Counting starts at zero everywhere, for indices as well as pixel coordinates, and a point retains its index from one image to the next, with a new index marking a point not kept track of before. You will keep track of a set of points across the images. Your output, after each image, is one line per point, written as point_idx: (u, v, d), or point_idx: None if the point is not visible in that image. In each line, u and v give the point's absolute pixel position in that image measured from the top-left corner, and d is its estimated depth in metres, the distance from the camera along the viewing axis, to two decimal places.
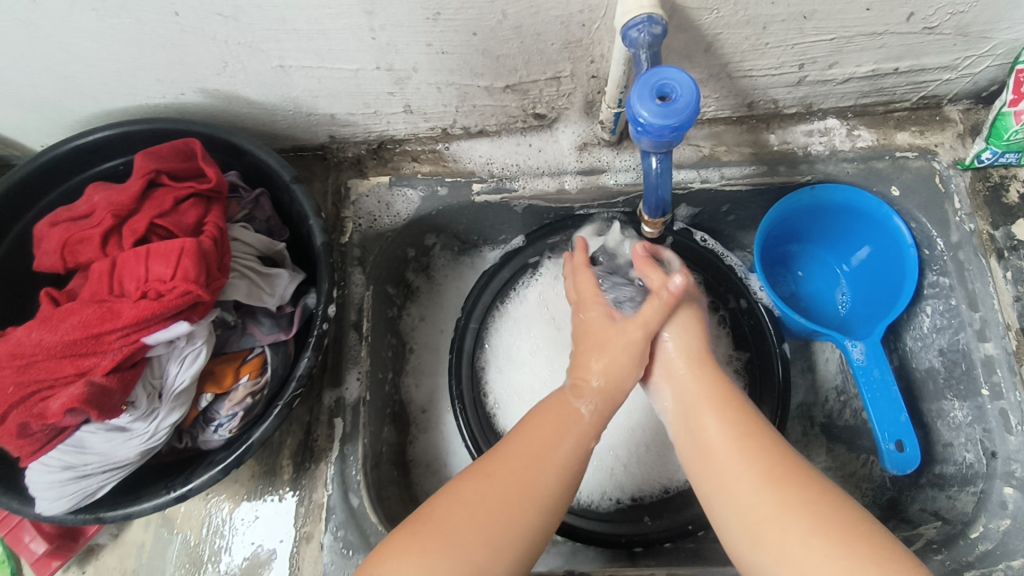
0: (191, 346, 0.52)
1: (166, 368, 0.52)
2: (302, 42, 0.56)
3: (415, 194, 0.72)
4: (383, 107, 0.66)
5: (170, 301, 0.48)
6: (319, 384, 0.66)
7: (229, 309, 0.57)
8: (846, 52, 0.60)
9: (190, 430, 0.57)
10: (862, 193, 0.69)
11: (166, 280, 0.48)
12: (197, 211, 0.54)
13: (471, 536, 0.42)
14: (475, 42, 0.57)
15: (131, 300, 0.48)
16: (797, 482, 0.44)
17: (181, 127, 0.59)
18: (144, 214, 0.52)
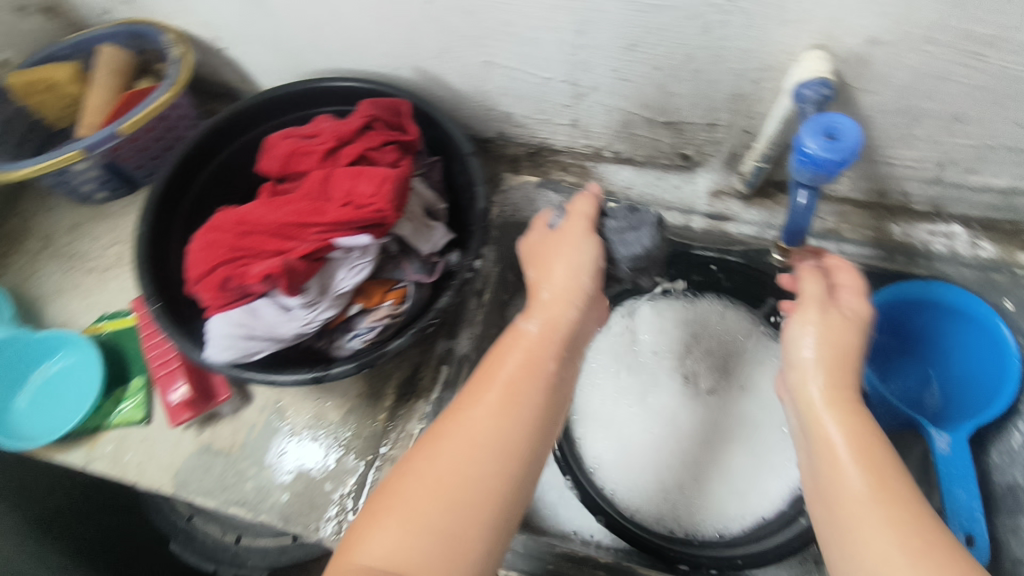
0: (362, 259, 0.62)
1: (335, 273, 0.61)
2: (515, 45, 0.67)
3: (557, 198, 0.82)
4: (555, 116, 0.77)
5: (366, 212, 0.58)
6: (436, 332, 0.75)
7: (394, 241, 0.66)
8: (987, 161, 0.65)
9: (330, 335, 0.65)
10: (974, 298, 0.72)
11: (365, 196, 0.59)
12: (395, 154, 0.65)
13: (444, 513, 0.45)
14: (656, 76, 0.66)
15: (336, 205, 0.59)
16: (896, 492, 0.45)
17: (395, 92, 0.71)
18: (358, 145, 0.65)
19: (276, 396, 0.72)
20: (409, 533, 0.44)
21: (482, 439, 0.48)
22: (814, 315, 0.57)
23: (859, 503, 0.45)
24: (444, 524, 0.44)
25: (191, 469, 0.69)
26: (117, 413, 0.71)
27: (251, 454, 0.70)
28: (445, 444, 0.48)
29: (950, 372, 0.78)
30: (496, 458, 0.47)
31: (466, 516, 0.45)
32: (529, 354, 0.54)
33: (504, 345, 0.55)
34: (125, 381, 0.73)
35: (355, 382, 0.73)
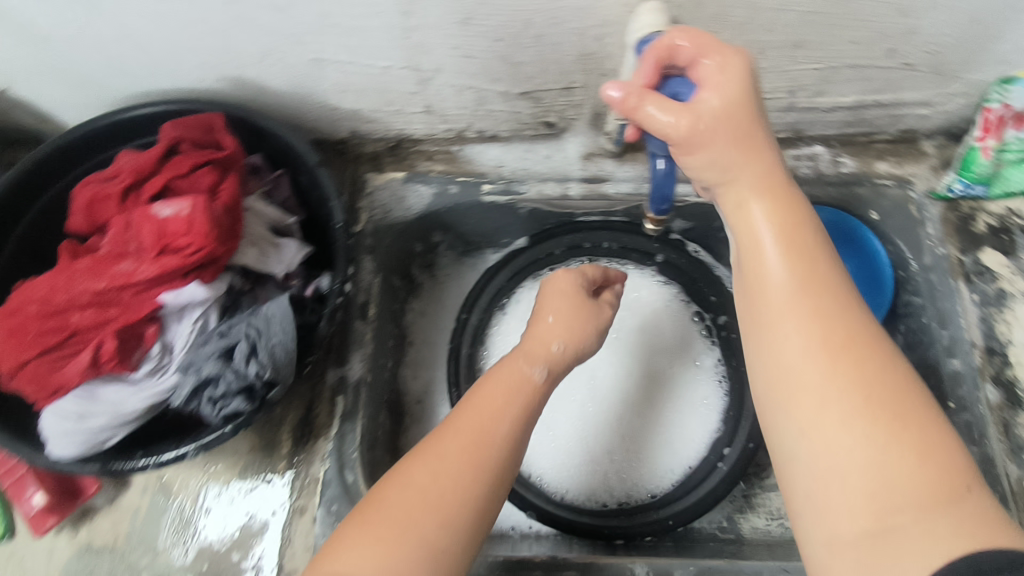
0: (201, 304, 0.55)
1: (172, 324, 0.55)
2: (339, 37, 0.60)
3: (427, 191, 0.76)
4: (405, 105, 0.71)
5: (187, 256, 0.51)
6: (323, 363, 0.69)
7: (238, 274, 0.59)
8: (833, 82, 0.66)
9: (234, 370, 0.52)
10: (844, 214, 0.75)
11: (181, 236, 0.52)
12: (211, 176, 0.57)
13: (420, 521, 0.46)
14: (498, 48, 0.62)
15: (150, 255, 0.52)
16: (831, 371, 0.43)
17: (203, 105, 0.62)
18: (162, 175, 0.56)
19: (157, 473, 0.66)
20: (379, 553, 0.44)
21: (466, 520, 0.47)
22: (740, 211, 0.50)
23: (791, 315, 0.46)
24: None
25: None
26: None
27: (140, 542, 0.63)
28: (470, 485, 0.48)
29: None
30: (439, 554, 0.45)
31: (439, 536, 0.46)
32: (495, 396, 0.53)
33: (500, 383, 0.54)
34: None
35: (245, 436, 0.67)
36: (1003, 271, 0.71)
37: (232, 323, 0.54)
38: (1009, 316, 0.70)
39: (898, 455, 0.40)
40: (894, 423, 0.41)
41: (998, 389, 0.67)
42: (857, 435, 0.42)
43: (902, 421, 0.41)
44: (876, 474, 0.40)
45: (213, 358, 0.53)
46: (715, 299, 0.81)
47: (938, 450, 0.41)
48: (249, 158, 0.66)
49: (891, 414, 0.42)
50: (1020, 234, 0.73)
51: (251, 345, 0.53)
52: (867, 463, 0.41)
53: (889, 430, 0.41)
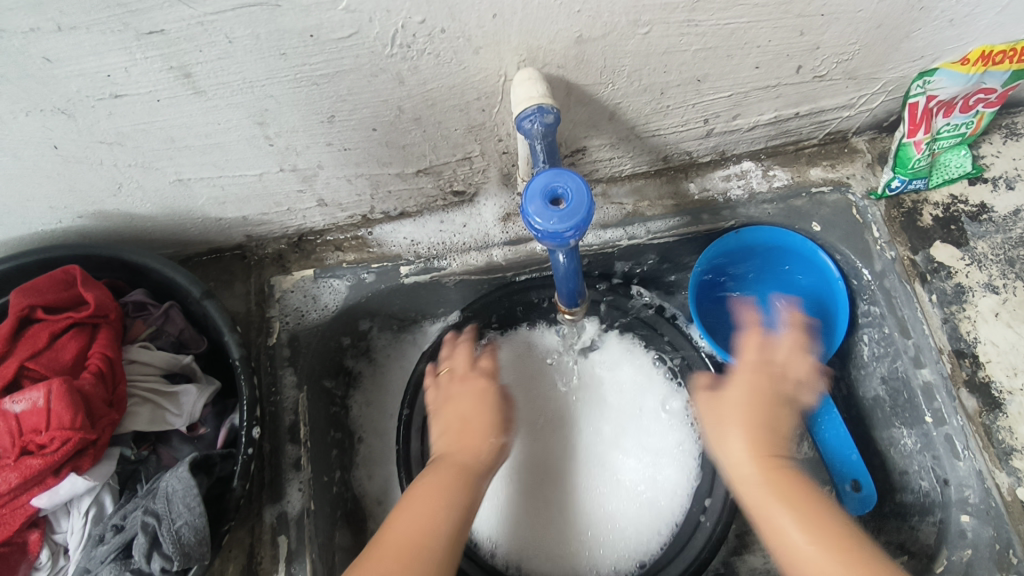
0: (89, 492, 0.48)
1: (59, 522, 0.48)
2: (196, 157, 0.54)
3: (342, 284, 0.70)
4: (296, 203, 0.64)
5: (55, 453, 0.45)
6: (258, 501, 0.62)
7: (129, 442, 0.52)
8: (746, 105, 0.61)
9: (134, 569, 0.45)
10: (786, 232, 0.71)
11: (41, 430, 0.45)
12: (76, 344, 0.51)
13: (433, 537, 0.49)
14: (376, 137, 0.55)
15: (12, 460, 0.45)
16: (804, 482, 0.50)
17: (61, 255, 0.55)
18: (13, 356, 0.49)
19: None
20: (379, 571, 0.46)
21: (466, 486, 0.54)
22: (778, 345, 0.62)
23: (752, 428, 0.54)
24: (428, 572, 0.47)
25: None
26: None
27: None
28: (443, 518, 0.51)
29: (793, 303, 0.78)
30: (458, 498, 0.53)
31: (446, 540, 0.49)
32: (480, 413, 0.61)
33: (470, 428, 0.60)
34: None
35: None
36: (958, 264, 0.67)
37: (126, 513, 0.48)
38: (972, 312, 0.65)
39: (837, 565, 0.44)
40: (845, 551, 0.44)
41: (974, 395, 0.63)
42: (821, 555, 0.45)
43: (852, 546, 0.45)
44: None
45: (109, 560, 0.46)
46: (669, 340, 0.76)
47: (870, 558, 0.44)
48: (130, 297, 0.59)
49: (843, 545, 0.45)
50: (969, 221, 0.69)
51: (150, 537, 0.46)
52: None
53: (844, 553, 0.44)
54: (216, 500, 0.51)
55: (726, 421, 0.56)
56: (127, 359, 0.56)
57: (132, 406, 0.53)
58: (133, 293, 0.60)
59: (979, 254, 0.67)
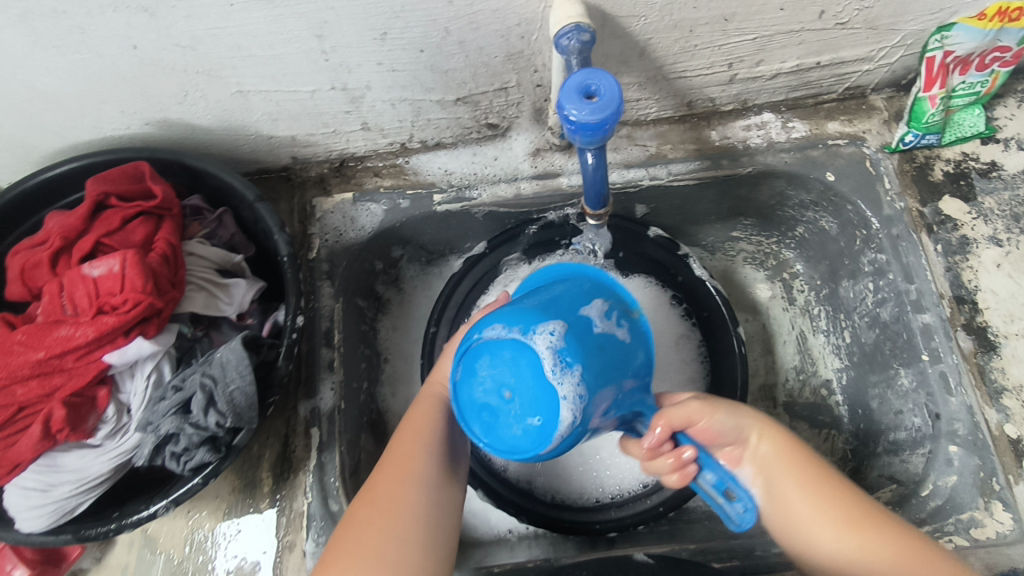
0: (151, 359, 0.54)
1: (124, 383, 0.54)
2: (258, 67, 0.59)
3: (378, 208, 0.74)
4: (342, 125, 0.69)
5: (125, 314, 0.51)
6: (295, 396, 0.68)
7: (187, 322, 0.58)
8: (769, 50, 0.65)
9: (193, 423, 0.51)
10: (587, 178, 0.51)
11: (116, 293, 0.51)
12: (144, 229, 0.56)
13: (399, 527, 0.51)
14: (423, 59, 0.60)
15: (88, 318, 0.51)
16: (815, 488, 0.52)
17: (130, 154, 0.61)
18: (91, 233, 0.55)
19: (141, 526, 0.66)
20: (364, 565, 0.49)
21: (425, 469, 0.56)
22: (735, 405, 0.54)
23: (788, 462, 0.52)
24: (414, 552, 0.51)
25: None
26: None
27: None
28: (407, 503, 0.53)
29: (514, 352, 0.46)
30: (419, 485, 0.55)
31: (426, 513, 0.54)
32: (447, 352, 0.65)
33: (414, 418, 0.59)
34: None
35: (225, 479, 0.66)
36: (964, 218, 0.71)
37: (185, 375, 0.54)
38: (975, 262, 0.69)
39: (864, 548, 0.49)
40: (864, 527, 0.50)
41: (970, 337, 0.66)
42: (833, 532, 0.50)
43: (846, 511, 0.51)
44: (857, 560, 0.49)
45: (171, 414, 0.52)
46: (683, 281, 0.80)
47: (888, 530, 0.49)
48: (188, 200, 0.65)
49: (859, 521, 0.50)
50: (978, 177, 0.72)
51: (207, 395, 0.52)
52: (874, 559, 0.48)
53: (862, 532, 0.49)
54: (265, 374, 0.57)
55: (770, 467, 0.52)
56: (186, 252, 0.61)
57: (189, 291, 0.59)
58: (191, 198, 0.66)
59: (985, 209, 0.71)
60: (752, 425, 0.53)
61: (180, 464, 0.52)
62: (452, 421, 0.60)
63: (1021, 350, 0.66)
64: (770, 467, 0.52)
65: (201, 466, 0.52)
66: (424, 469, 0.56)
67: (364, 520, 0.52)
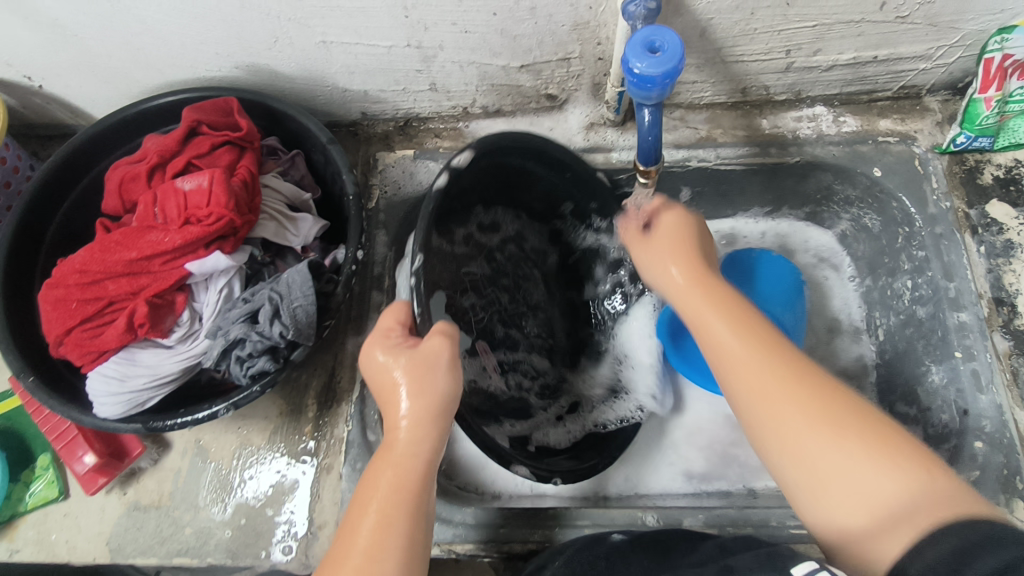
0: (225, 274, 0.59)
1: (199, 293, 0.60)
2: (343, 19, 0.63)
3: (436, 166, 0.79)
4: (411, 84, 0.74)
5: (208, 227, 0.56)
6: (343, 332, 0.72)
7: (258, 246, 0.63)
8: (828, 39, 0.67)
9: (259, 331, 0.56)
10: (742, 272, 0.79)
11: (203, 208, 0.56)
12: (229, 156, 0.62)
13: None
14: (495, 22, 0.64)
15: (175, 228, 0.56)
16: (770, 374, 0.44)
17: (221, 92, 0.66)
18: (183, 155, 0.61)
19: (195, 436, 0.70)
20: None
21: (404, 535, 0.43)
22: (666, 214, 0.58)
23: (707, 327, 0.48)
24: None
25: (124, 532, 0.67)
26: (32, 496, 0.69)
27: (182, 500, 0.68)
28: None
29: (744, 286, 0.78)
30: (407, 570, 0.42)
31: None
32: (411, 372, 0.48)
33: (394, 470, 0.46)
34: (32, 462, 0.71)
35: (274, 402, 0.71)
36: (1011, 222, 0.71)
37: (254, 290, 0.59)
38: (1017, 265, 0.70)
39: (807, 435, 0.41)
40: (828, 413, 0.41)
41: (1007, 338, 0.68)
42: (786, 403, 0.43)
43: (797, 381, 0.43)
44: (846, 475, 0.40)
45: (240, 322, 0.57)
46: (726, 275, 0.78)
47: (842, 400, 0.42)
48: (266, 140, 0.70)
49: (813, 401, 0.42)
50: None
51: (274, 308, 0.57)
52: (850, 480, 0.39)
53: (830, 419, 0.41)
54: (325, 297, 0.61)
55: (672, 254, 0.54)
56: (263, 184, 0.66)
57: (262, 219, 0.64)
58: (269, 138, 0.71)
59: None
60: (671, 270, 0.54)
61: (241, 371, 0.57)
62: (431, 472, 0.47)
63: None
64: (706, 337, 0.48)
65: (258, 375, 0.57)
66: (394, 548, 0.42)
67: None
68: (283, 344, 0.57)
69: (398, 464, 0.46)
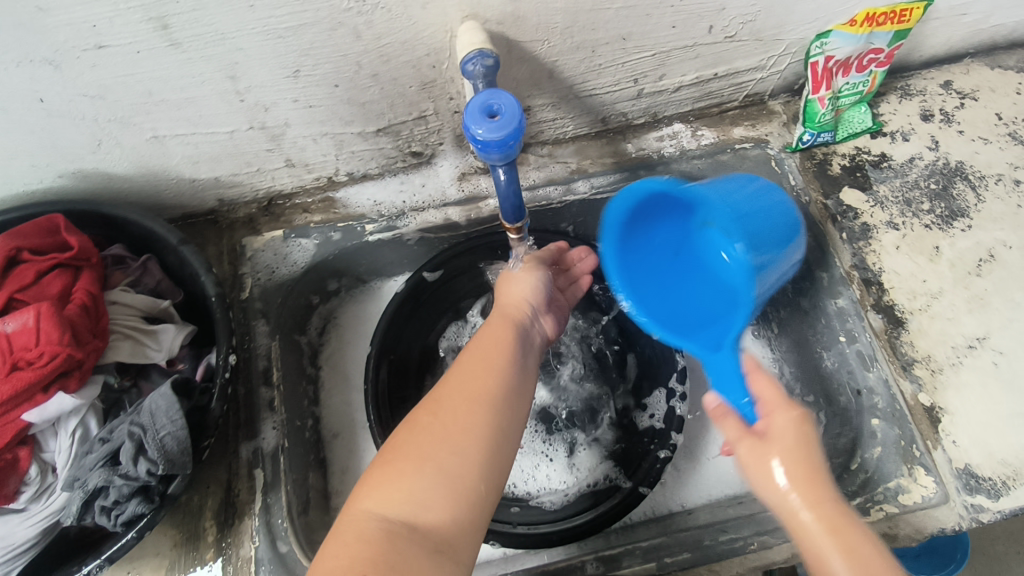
0: (75, 413, 0.52)
1: (48, 442, 0.52)
2: (172, 112, 0.59)
3: (310, 243, 0.74)
4: (265, 164, 0.70)
5: (41, 368, 0.49)
6: (235, 440, 0.66)
7: (113, 372, 0.57)
8: (669, 64, 0.69)
9: (123, 473, 0.50)
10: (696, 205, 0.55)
11: (32, 348, 0.50)
12: (61, 281, 0.55)
13: (453, 459, 0.45)
14: (339, 93, 0.61)
15: (2, 376, 0.50)
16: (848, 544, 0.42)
17: (43, 208, 0.59)
18: (4, 290, 0.54)
19: None
20: (378, 548, 0.41)
21: (491, 390, 0.50)
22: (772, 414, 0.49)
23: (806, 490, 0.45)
24: (460, 506, 0.44)
25: None
26: None
27: None
28: (468, 433, 0.47)
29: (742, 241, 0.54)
30: (493, 423, 0.48)
31: (487, 456, 0.47)
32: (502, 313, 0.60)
33: (483, 341, 0.55)
34: None
35: (165, 533, 0.63)
36: (863, 207, 0.75)
37: (113, 427, 0.52)
38: (876, 246, 0.73)
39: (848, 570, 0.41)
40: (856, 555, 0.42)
41: (879, 316, 0.70)
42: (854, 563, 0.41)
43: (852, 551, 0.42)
44: None
45: (98, 467, 0.50)
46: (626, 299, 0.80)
47: (873, 551, 0.42)
48: (109, 250, 0.64)
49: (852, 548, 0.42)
50: (871, 168, 0.77)
51: (137, 443, 0.51)
52: None
53: (842, 550, 0.42)
54: (197, 415, 0.55)
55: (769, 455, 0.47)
56: (110, 301, 0.60)
57: (113, 340, 0.57)
58: (113, 247, 0.64)
59: (880, 197, 0.75)
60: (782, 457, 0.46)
61: (110, 520, 0.50)
62: (523, 342, 0.57)
63: (927, 325, 0.68)
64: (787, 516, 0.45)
65: (131, 520, 0.50)
66: (490, 404, 0.49)
67: (427, 435, 0.47)
68: (153, 481, 0.50)
69: (490, 333, 0.57)
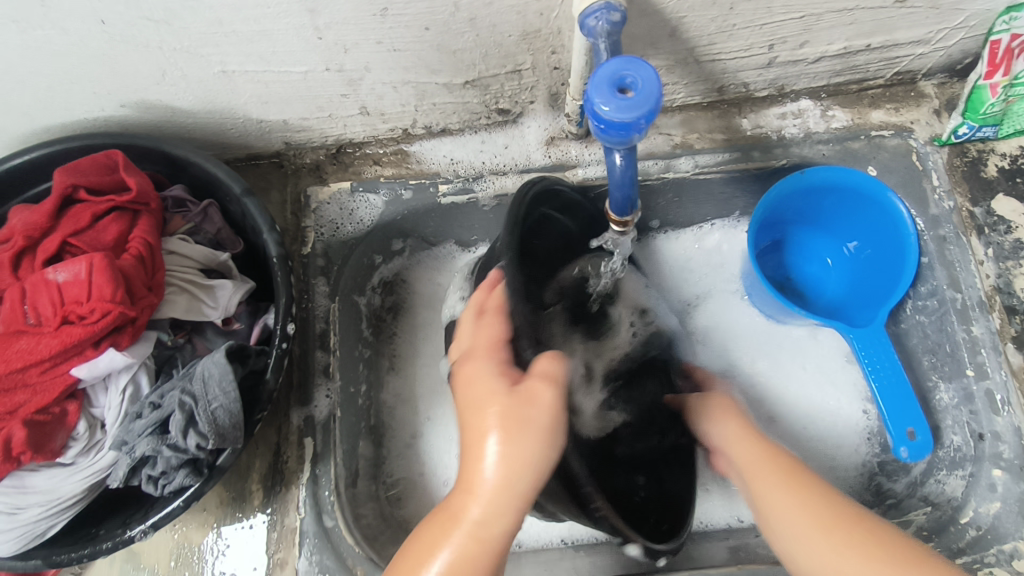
0: (127, 371, 0.50)
1: (98, 397, 0.50)
2: (243, 45, 0.52)
3: (378, 199, 0.68)
4: (338, 110, 0.63)
5: (93, 325, 0.47)
6: (287, 402, 0.63)
7: (166, 328, 0.53)
8: (815, 30, 0.58)
9: (171, 444, 0.47)
10: (846, 170, 0.64)
11: (83, 302, 0.47)
12: (117, 227, 0.52)
13: None
14: (428, 37, 0.53)
15: (52, 328, 0.47)
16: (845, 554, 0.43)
17: (102, 140, 0.55)
18: (58, 232, 0.50)
19: None
20: None
21: None
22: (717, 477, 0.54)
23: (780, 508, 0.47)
24: None
25: None
26: None
27: None
28: None
29: (857, 250, 0.70)
30: None
31: None
32: None
33: None
34: None
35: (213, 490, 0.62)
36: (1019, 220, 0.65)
37: (164, 390, 0.49)
38: None
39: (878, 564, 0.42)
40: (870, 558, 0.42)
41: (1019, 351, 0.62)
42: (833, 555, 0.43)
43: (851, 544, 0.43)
44: None
45: (146, 434, 0.47)
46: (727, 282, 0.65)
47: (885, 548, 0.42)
48: (170, 191, 0.59)
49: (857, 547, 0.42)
50: None
51: (188, 415, 0.47)
52: None
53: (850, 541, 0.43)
54: (249, 389, 0.51)
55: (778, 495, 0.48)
56: (168, 250, 0.56)
57: (168, 293, 0.53)
58: (174, 187, 0.59)
59: None
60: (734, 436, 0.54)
61: (155, 487, 0.47)
62: None
63: None
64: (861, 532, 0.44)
65: (176, 490, 0.47)
66: None
67: None
68: (201, 455, 0.47)
69: None
